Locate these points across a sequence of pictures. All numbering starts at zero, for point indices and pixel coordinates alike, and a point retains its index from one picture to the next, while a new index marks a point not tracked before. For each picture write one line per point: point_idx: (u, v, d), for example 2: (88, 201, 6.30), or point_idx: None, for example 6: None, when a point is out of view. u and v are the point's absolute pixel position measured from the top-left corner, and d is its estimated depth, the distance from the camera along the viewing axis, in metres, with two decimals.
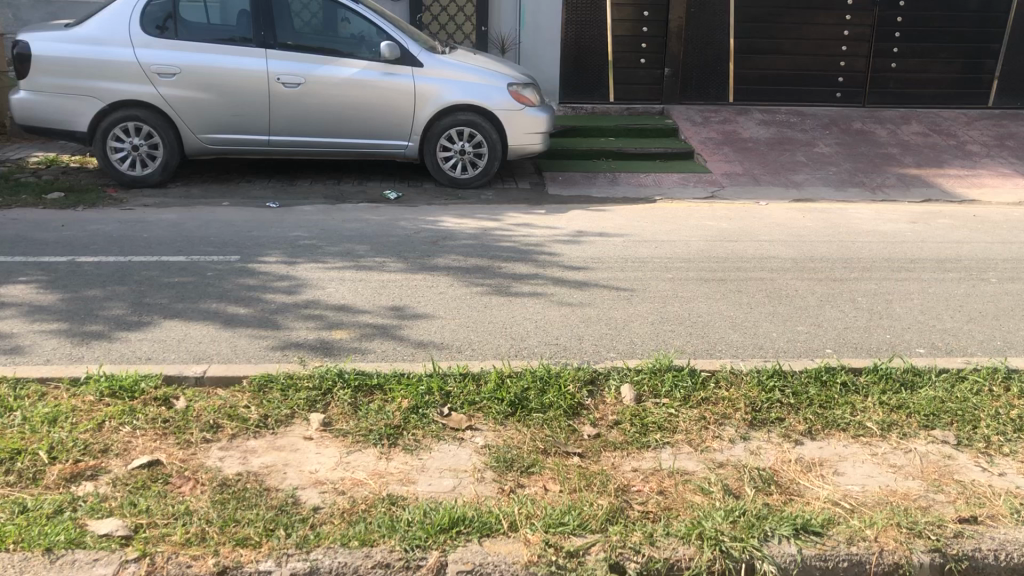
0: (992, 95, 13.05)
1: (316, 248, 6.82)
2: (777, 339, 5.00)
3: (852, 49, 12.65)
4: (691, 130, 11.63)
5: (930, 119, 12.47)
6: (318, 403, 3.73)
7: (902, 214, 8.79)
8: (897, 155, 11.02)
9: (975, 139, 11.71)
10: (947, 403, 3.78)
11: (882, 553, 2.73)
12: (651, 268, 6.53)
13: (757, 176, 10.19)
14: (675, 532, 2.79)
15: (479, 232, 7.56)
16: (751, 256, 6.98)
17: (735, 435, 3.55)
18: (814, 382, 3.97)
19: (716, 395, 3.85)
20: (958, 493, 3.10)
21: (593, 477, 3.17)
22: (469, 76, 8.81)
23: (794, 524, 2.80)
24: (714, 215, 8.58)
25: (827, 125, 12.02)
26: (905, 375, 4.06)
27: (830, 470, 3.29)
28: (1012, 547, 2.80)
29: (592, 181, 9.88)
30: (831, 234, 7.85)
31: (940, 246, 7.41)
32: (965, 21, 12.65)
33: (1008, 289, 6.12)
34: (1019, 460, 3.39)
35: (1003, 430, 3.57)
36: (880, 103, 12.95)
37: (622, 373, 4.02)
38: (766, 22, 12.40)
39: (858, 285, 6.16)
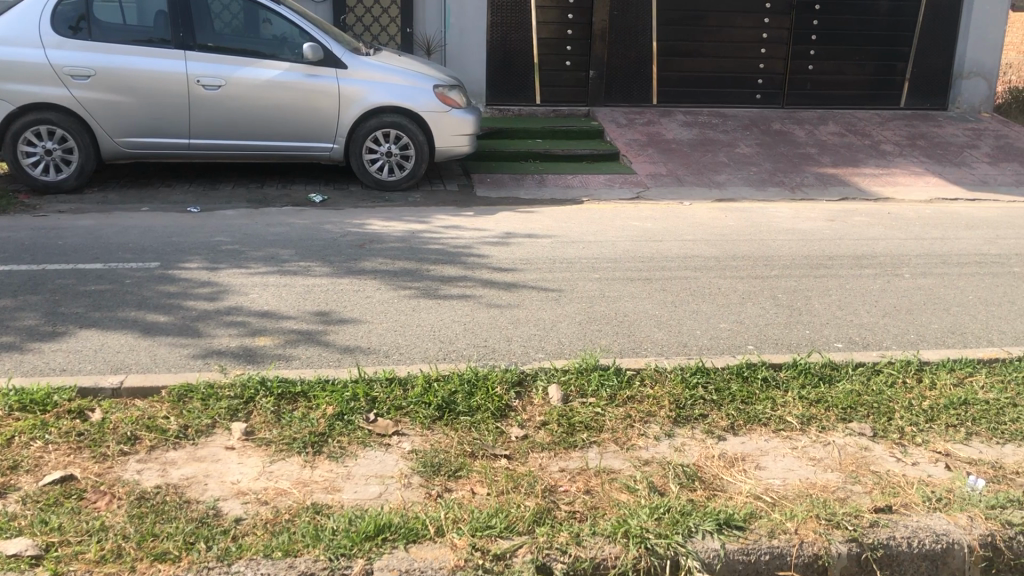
0: (904, 97, 13.48)
1: (239, 254, 6.69)
2: (700, 336, 5.08)
3: (770, 52, 12.95)
4: (616, 132, 11.75)
5: (846, 119, 12.84)
6: (240, 412, 3.65)
7: (820, 212, 9.03)
8: (814, 155, 11.32)
9: (888, 139, 12.09)
10: (864, 396, 3.89)
11: (802, 545, 2.79)
12: (578, 269, 6.57)
13: (681, 177, 10.35)
14: (601, 530, 2.81)
15: (406, 235, 7.51)
16: (675, 255, 7.09)
17: (660, 432, 3.59)
18: (737, 378, 4.04)
19: (641, 393, 3.89)
20: (875, 484, 3.19)
21: (521, 479, 3.17)
22: (395, 77, 8.76)
23: (717, 519, 2.84)
24: (639, 216, 8.68)
25: (748, 126, 12.27)
26: (823, 370, 4.17)
27: (752, 465, 3.35)
28: (925, 534, 2.88)
29: (519, 183, 9.90)
30: (752, 233, 8.01)
31: (856, 244, 7.62)
32: (876, 25, 13.07)
33: (920, 284, 6.33)
34: (931, 449, 3.51)
35: (916, 421, 3.69)
36: (798, 104, 13.28)
37: (549, 374, 4.03)
38: (688, 25, 12.62)
39: (778, 282, 6.30)
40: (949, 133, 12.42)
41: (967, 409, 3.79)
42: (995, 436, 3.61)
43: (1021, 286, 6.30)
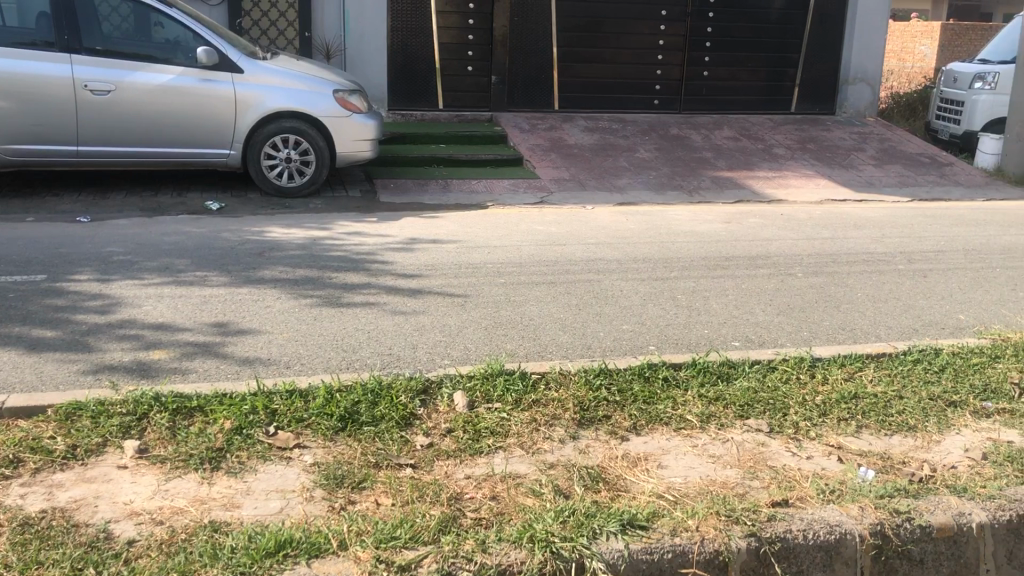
0: (794, 102, 13.97)
1: (132, 264, 6.45)
2: (604, 338, 5.14)
3: (667, 58, 13.24)
4: (518, 137, 11.81)
5: (741, 124, 13.22)
6: (133, 429, 3.51)
7: (717, 215, 9.27)
8: (711, 158, 11.62)
9: (781, 143, 12.49)
10: (760, 393, 4.00)
11: (703, 541, 2.83)
12: (483, 274, 6.57)
13: (584, 181, 10.48)
14: (507, 536, 2.80)
15: (308, 242, 7.38)
16: (578, 258, 7.16)
17: (565, 434, 3.62)
18: (638, 378, 4.11)
19: (546, 396, 3.91)
20: (772, 479, 3.28)
21: (426, 487, 3.14)
22: (293, 82, 8.60)
23: (621, 520, 2.86)
24: (543, 220, 8.73)
25: (647, 131, 12.51)
26: (721, 368, 4.27)
27: (654, 464, 3.40)
28: (819, 526, 2.95)
29: (423, 188, 9.85)
30: (653, 235, 8.17)
31: (752, 244, 7.85)
32: (767, 32, 13.52)
33: (812, 282, 6.56)
34: (824, 443, 3.63)
35: (810, 415, 3.82)
36: (694, 109, 13.61)
37: (454, 380, 4.01)
38: (587, 31, 12.80)
39: (678, 283, 6.44)
40: (837, 137, 12.92)
41: (857, 403, 3.94)
42: (883, 427, 3.76)
43: (905, 283, 6.60)
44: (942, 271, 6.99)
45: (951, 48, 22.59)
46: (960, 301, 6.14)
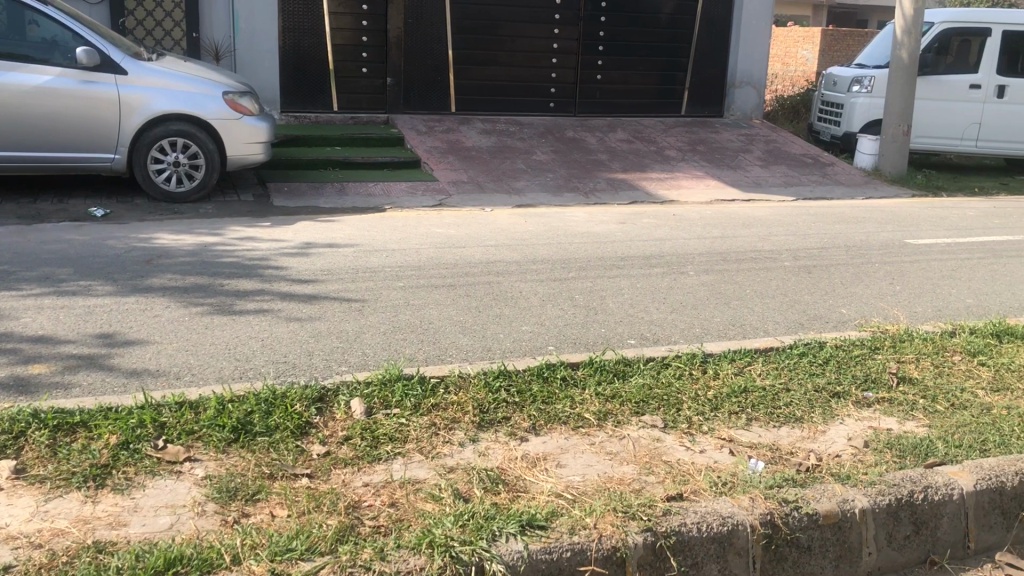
0: (685, 105, 14.33)
1: (9, 275, 6.14)
2: (503, 340, 5.16)
3: (561, 61, 13.40)
4: (415, 139, 11.76)
5: (634, 126, 13.47)
6: (9, 449, 3.33)
7: (613, 216, 9.43)
8: (606, 160, 11.81)
9: (672, 145, 12.79)
10: (654, 390, 4.09)
11: (600, 538, 2.82)
12: (381, 277, 6.51)
13: (481, 184, 10.50)
14: (406, 543, 2.75)
15: (197, 249, 7.16)
16: (477, 261, 7.17)
17: (464, 438, 3.61)
18: (537, 379, 4.14)
19: (445, 400, 3.89)
20: (667, 474, 3.34)
21: (322, 497, 3.08)
22: (182, 84, 8.35)
23: (520, 521, 2.85)
24: (442, 222, 8.72)
25: (543, 133, 12.62)
26: (616, 366, 4.35)
27: (553, 463, 3.43)
28: (712, 517, 2.97)
29: (318, 192, 9.69)
30: (550, 237, 8.25)
31: (646, 244, 8.02)
32: (658, 37, 13.83)
33: (704, 280, 6.73)
34: (715, 436, 3.72)
35: (702, 410, 3.92)
36: (589, 112, 13.80)
37: (351, 387, 3.95)
38: (482, 34, 12.83)
39: (575, 283, 6.52)
40: (726, 139, 13.31)
41: (746, 396, 4.07)
42: (772, 419, 3.89)
43: (792, 279, 6.84)
44: (825, 267, 7.27)
45: (830, 53, 23.65)
46: (843, 296, 6.39)
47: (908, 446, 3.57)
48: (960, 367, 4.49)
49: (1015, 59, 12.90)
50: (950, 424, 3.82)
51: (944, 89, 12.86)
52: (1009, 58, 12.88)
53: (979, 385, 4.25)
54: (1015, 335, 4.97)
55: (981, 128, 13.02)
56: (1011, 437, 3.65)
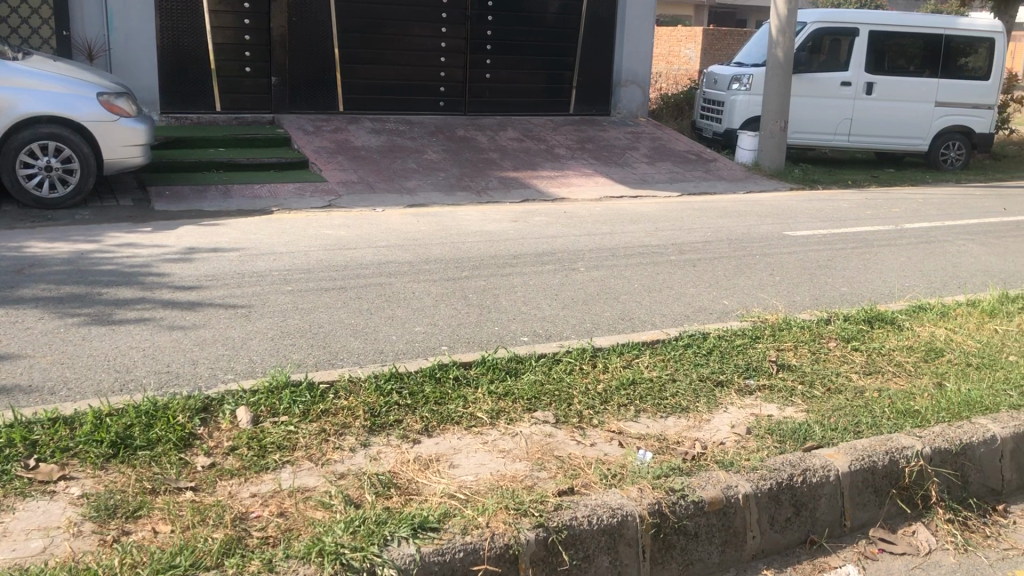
0: (573, 103, 14.50)
1: None
2: (395, 341, 5.13)
3: (450, 60, 13.39)
4: (303, 139, 11.54)
5: (523, 125, 13.56)
6: None
7: (505, 214, 9.47)
8: (496, 159, 11.86)
9: (561, 143, 12.93)
10: (546, 385, 4.13)
11: (493, 536, 2.82)
12: (269, 282, 6.37)
13: (372, 184, 10.39)
14: (295, 553, 2.70)
15: (73, 257, 6.85)
16: (369, 262, 7.09)
17: (355, 443, 3.56)
18: (429, 380, 4.12)
19: (335, 405, 3.84)
20: (558, 468, 3.37)
21: (208, 510, 2.99)
22: (53, 85, 7.99)
23: (412, 525, 2.83)
24: (331, 224, 8.59)
25: (433, 132, 12.57)
26: (509, 364, 4.37)
27: (445, 464, 3.42)
28: (603, 510, 3.00)
29: (202, 195, 9.40)
30: (443, 236, 8.22)
31: (537, 242, 8.09)
32: (545, 36, 13.98)
33: (594, 276, 6.84)
34: (605, 429, 3.78)
35: (592, 403, 3.98)
36: (478, 111, 13.83)
37: (237, 396, 3.85)
38: (368, 33, 12.70)
39: (468, 283, 6.51)
40: (613, 137, 13.55)
41: (635, 388, 4.16)
42: (659, 410, 3.98)
43: (678, 273, 7.02)
44: (709, 260, 7.49)
45: (712, 51, 24.44)
46: (727, 287, 6.60)
47: (788, 431, 3.70)
48: (835, 353, 4.69)
49: (882, 58, 13.53)
50: (827, 408, 3.98)
51: (817, 87, 13.42)
52: (876, 56, 13.49)
53: (852, 369, 4.46)
54: (885, 320, 5.22)
55: (851, 123, 13.65)
56: (883, 417, 3.83)
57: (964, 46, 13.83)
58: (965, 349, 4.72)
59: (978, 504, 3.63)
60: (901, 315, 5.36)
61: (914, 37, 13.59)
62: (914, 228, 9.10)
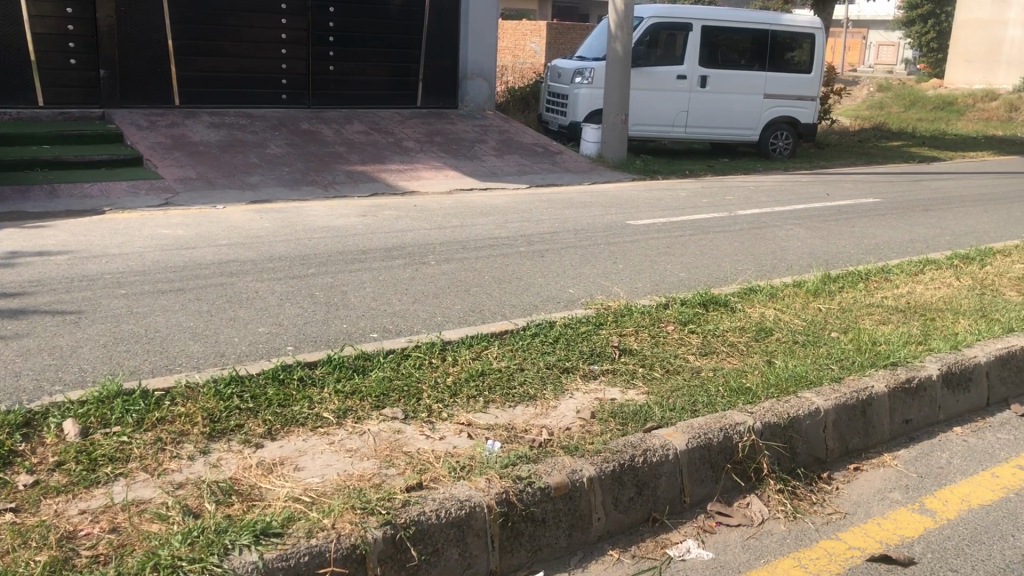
0: (419, 96, 14.42)
1: None
2: (238, 344, 4.95)
3: (291, 53, 13.06)
4: (136, 135, 10.99)
5: (370, 118, 13.39)
6: None
7: (353, 209, 9.32)
8: (343, 153, 11.66)
9: (409, 136, 12.84)
10: (394, 381, 4.10)
11: (339, 538, 2.76)
12: (102, 285, 6.03)
13: (212, 180, 10.01)
14: (127, 570, 2.57)
15: None
16: (209, 261, 6.82)
17: (194, 451, 3.42)
18: (273, 382, 4.02)
19: (172, 412, 3.68)
20: (407, 464, 3.33)
21: (31, 532, 2.80)
22: None
23: (254, 531, 2.74)
24: (169, 223, 8.22)
25: (276, 126, 12.22)
26: (356, 361, 4.31)
27: (290, 467, 3.33)
28: (450, 503, 3.00)
29: (25, 196, 8.80)
30: (289, 233, 8.02)
31: (386, 235, 8.02)
32: (388, 28, 13.85)
33: (444, 269, 6.84)
34: (454, 421, 3.78)
35: (441, 397, 3.97)
36: (322, 104, 13.56)
37: (64, 408, 3.64)
38: (204, 23, 12.22)
39: (315, 280, 6.38)
40: (461, 130, 13.57)
41: (483, 379, 4.19)
42: (507, 399, 4.02)
43: (527, 263, 7.11)
44: (556, 250, 7.63)
45: (556, 45, 24.94)
46: (573, 277, 6.73)
47: (629, 414, 3.82)
48: (674, 336, 4.88)
49: (715, 52, 14.10)
50: (665, 389, 4.14)
51: (655, 80, 13.88)
52: (709, 50, 14.06)
53: (689, 351, 4.65)
54: (718, 303, 5.47)
55: (688, 115, 14.22)
56: (717, 395, 4.01)
57: (789, 41, 14.60)
58: (792, 328, 4.99)
59: (805, 474, 3.84)
60: (734, 297, 5.62)
61: (745, 32, 14.22)
62: (746, 215, 9.56)
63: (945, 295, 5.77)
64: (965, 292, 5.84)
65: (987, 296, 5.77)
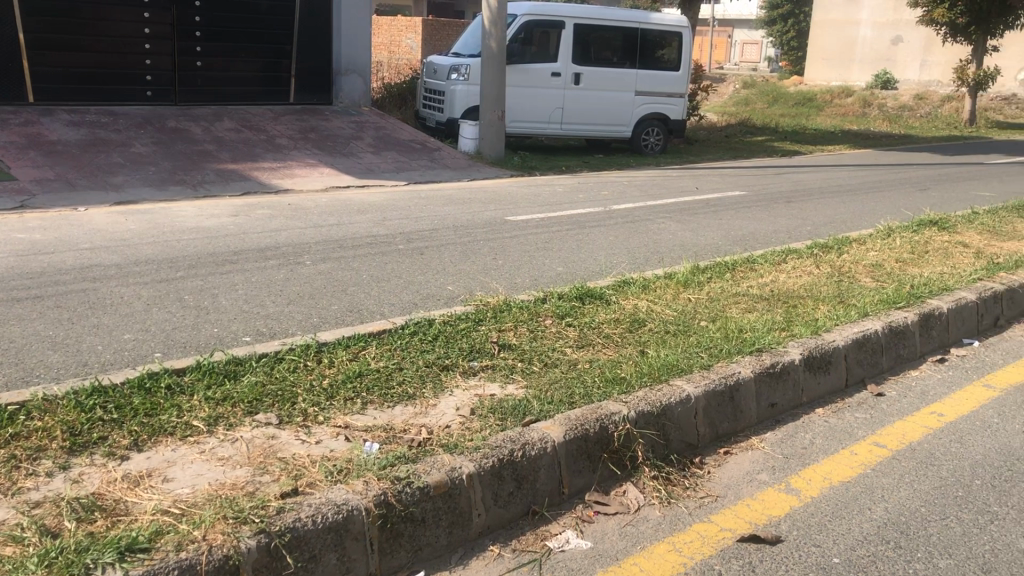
0: (292, 92, 14.10)
1: None
2: (102, 352, 4.73)
3: (155, 48, 12.56)
4: None
5: (241, 115, 13.01)
6: None
7: (224, 209, 9.04)
8: (213, 151, 11.29)
9: (283, 133, 12.55)
10: (268, 386, 3.99)
11: (211, 549, 2.67)
12: None
13: (71, 181, 9.53)
14: None
15: None
16: (69, 267, 6.49)
17: (53, 467, 3.25)
18: (138, 392, 3.85)
19: (28, 427, 3.48)
20: (282, 470, 3.26)
21: None
22: None
23: (119, 547, 2.62)
24: (25, 227, 7.77)
25: (140, 124, 11.73)
26: (227, 367, 4.19)
27: (158, 479, 3.20)
28: (327, 508, 2.95)
29: None
30: (156, 235, 7.72)
31: (259, 236, 7.82)
32: (257, 23, 13.50)
33: (321, 269, 6.71)
34: (331, 425, 3.71)
35: (318, 400, 3.90)
36: (190, 101, 13.09)
37: None
38: (59, 16, 11.61)
39: (184, 283, 6.16)
40: (336, 127, 13.34)
41: (361, 380, 4.14)
42: (386, 400, 3.97)
43: (405, 261, 7.05)
44: (435, 247, 7.60)
45: (433, 42, 24.88)
46: (452, 273, 6.72)
47: (508, 408, 3.84)
48: (552, 329, 4.94)
49: (588, 50, 14.34)
50: (543, 383, 4.18)
51: (529, 77, 14.01)
52: (582, 48, 14.28)
53: (566, 344, 4.71)
54: (594, 296, 5.56)
55: (563, 111, 14.42)
56: (593, 387, 4.08)
57: (658, 39, 14.98)
58: (664, 318, 5.13)
59: (679, 460, 3.96)
60: (608, 291, 5.73)
61: (616, 30, 14.51)
62: (621, 210, 9.77)
63: (806, 283, 6.05)
64: (824, 280, 6.13)
65: (845, 282, 6.08)
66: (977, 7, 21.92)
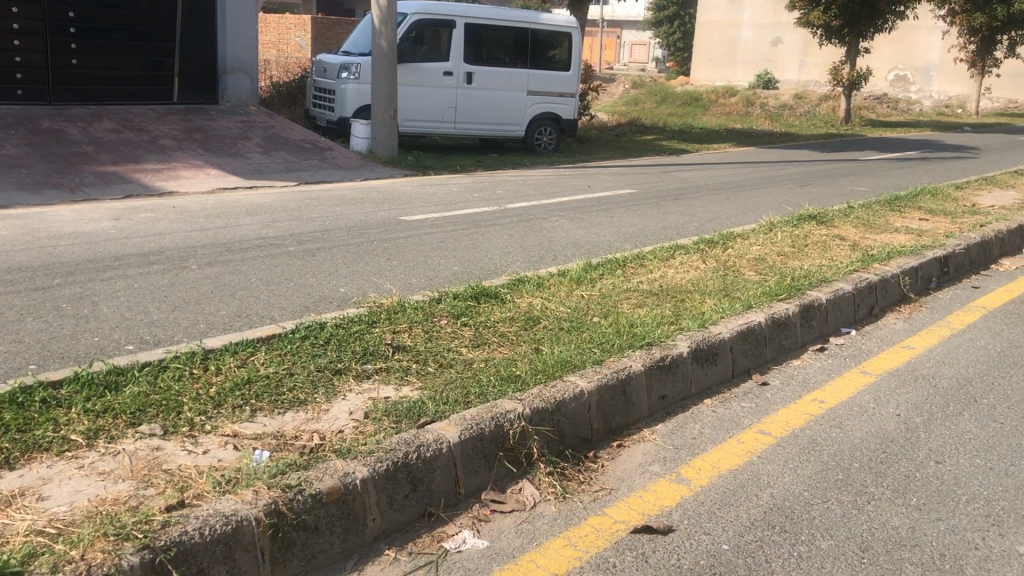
0: (176, 91, 13.64)
1: None
2: None
3: (26, 44, 11.97)
4: None
5: (121, 115, 12.52)
6: None
7: (104, 212, 8.68)
8: (92, 152, 10.82)
9: (166, 134, 12.13)
10: (152, 396, 3.85)
11: (89, 570, 2.56)
12: None
13: None
14: None
15: None
16: None
17: None
18: (10, 407, 3.66)
19: None
20: (167, 483, 3.14)
21: None
22: None
23: None
24: None
25: (11, 124, 11.15)
26: (108, 377, 4.02)
27: (33, 498, 3.05)
28: (215, 519, 2.86)
29: None
30: (31, 240, 7.34)
31: (143, 240, 7.53)
32: (135, 19, 13.08)
33: (208, 273, 6.50)
34: (219, 433, 3.60)
35: (204, 409, 3.78)
36: (66, 100, 12.53)
37: None
38: None
39: (61, 291, 5.87)
40: (222, 127, 12.97)
41: (250, 387, 4.03)
42: (276, 406, 3.88)
43: (296, 264, 6.91)
44: (328, 249, 7.47)
45: (322, 40, 24.50)
46: (346, 275, 6.63)
47: (403, 411, 3.81)
48: (446, 330, 4.92)
49: (479, 50, 14.37)
50: (438, 383, 4.16)
51: (421, 76, 13.94)
52: (474, 47, 14.30)
53: (461, 343, 4.70)
54: (489, 294, 5.57)
55: (455, 111, 14.41)
56: (488, 386, 4.09)
57: (549, 40, 15.13)
58: (558, 316, 5.18)
59: (573, 455, 4.00)
60: (503, 289, 5.74)
61: (507, 30, 14.59)
62: (515, 208, 9.82)
63: (694, 278, 6.20)
64: (711, 274, 6.31)
65: (730, 276, 6.26)
66: (849, 10, 22.95)
